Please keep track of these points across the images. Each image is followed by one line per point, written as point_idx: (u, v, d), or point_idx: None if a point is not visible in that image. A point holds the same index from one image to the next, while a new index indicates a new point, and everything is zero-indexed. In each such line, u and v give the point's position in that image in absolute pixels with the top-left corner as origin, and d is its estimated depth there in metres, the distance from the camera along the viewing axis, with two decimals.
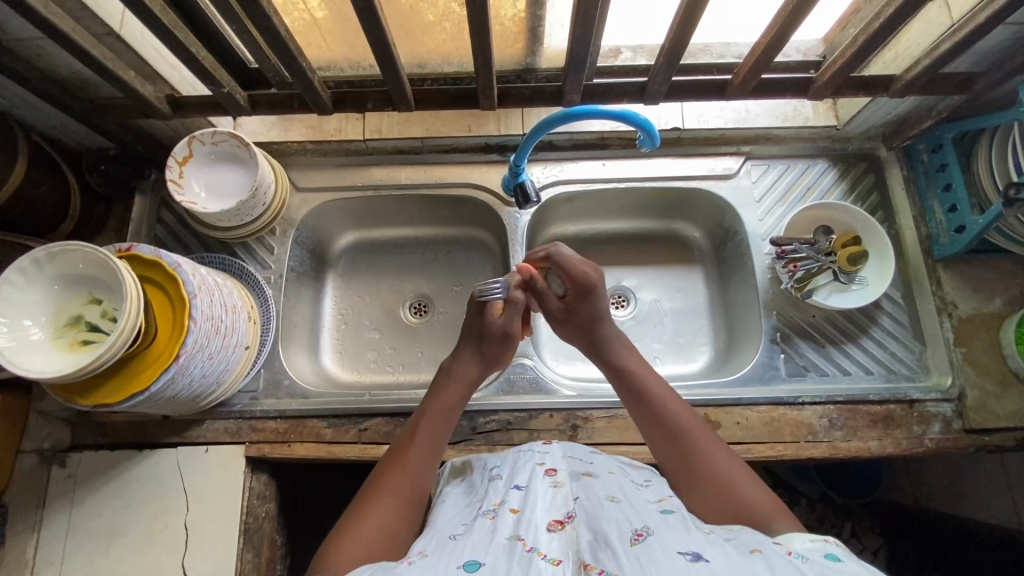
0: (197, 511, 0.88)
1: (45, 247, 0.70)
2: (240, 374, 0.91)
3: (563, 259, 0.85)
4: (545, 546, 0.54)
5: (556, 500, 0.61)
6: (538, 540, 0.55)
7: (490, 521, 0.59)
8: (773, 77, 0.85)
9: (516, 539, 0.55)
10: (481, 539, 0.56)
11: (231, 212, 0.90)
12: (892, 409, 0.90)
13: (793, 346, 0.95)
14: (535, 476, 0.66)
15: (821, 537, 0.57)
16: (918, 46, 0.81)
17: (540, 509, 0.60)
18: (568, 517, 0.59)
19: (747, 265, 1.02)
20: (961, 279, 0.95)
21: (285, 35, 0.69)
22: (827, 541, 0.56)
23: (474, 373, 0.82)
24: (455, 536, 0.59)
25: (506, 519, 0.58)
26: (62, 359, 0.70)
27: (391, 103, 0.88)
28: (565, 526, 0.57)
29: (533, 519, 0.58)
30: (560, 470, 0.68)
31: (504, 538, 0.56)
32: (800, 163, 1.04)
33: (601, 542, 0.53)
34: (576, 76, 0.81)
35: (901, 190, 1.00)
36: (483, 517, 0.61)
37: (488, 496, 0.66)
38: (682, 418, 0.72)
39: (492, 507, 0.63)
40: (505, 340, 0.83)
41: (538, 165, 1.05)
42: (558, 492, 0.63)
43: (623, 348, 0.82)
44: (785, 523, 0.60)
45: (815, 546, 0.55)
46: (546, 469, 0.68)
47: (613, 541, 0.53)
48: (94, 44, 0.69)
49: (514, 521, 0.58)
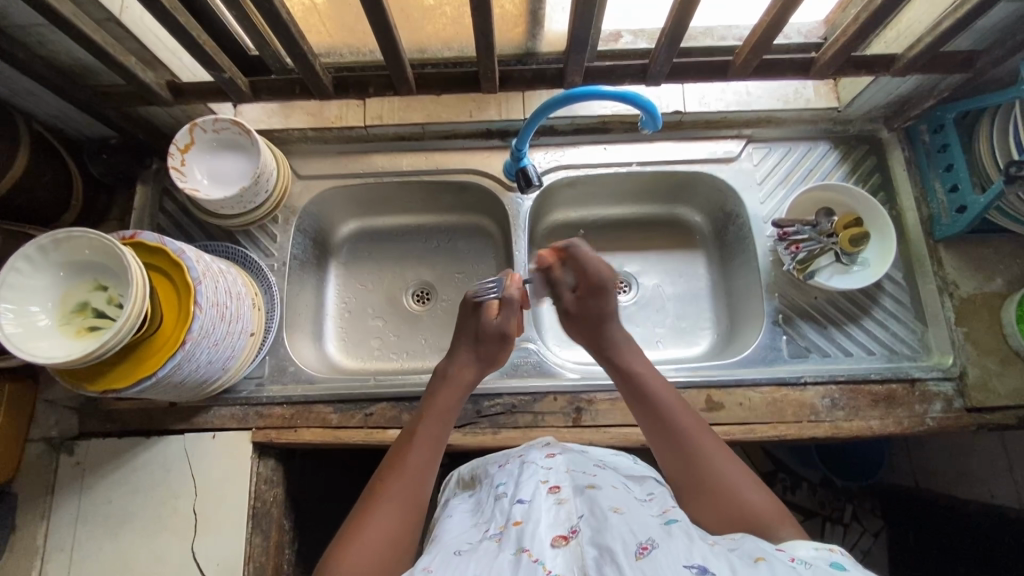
0: (206, 496, 0.89)
1: (49, 234, 0.70)
2: (245, 360, 0.92)
3: (580, 257, 0.86)
4: (549, 561, 0.56)
5: (559, 515, 0.62)
6: (543, 554, 0.57)
7: (496, 541, 0.61)
8: (775, 58, 0.85)
9: (521, 552, 0.57)
10: (487, 555, 0.58)
11: (234, 199, 0.90)
12: (894, 388, 0.91)
13: (795, 327, 0.95)
14: (539, 492, 0.67)
15: (825, 545, 0.57)
16: (921, 25, 0.81)
17: (544, 524, 0.61)
18: (573, 532, 0.60)
19: (748, 247, 1.02)
20: (962, 259, 0.95)
21: (286, 19, 0.69)
22: (832, 549, 0.57)
23: (470, 375, 0.81)
24: (459, 552, 0.61)
25: (511, 535, 0.60)
26: (70, 344, 0.70)
27: (392, 88, 0.88)
28: (568, 542, 0.58)
29: (537, 534, 0.60)
30: (564, 487, 0.68)
31: (510, 554, 0.57)
32: (802, 145, 1.04)
33: (606, 557, 0.54)
34: (578, 58, 0.80)
35: (902, 171, 1.00)
36: (490, 537, 0.63)
37: (494, 514, 0.67)
38: (689, 429, 0.71)
39: (498, 530, 0.64)
40: (499, 339, 0.82)
41: (540, 151, 1.05)
42: (563, 508, 0.64)
43: (631, 353, 0.80)
44: (787, 531, 0.62)
45: (820, 554, 0.55)
46: (549, 487, 0.68)
47: (618, 555, 0.54)
48: (95, 30, 0.69)
49: (519, 535, 0.60)
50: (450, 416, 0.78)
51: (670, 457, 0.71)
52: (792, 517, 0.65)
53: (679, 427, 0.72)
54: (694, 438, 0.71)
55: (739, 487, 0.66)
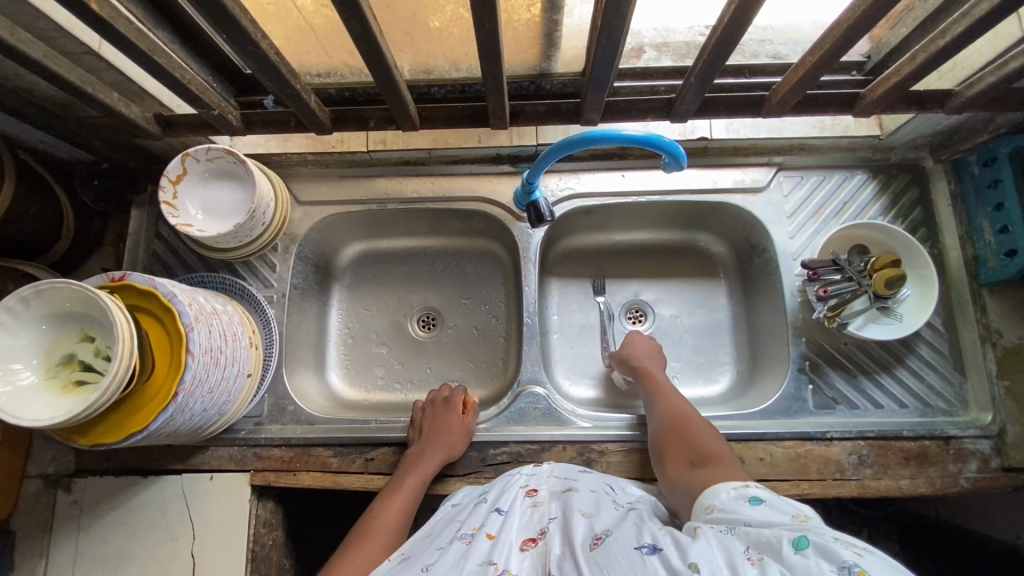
0: (203, 539, 0.87)
1: (30, 284, 0.66)
2: (243, 401, 0.89)
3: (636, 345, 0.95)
4: (514, 567, 0.57)
5: (532, 520, 0.65)
6: (509, 563, 0.58)
7: (464, 545, 0.62)
8: (816, 92, 0.77)
9: (487, 564, 0.58)
10: (453, 566, 0.58)
11: (229, 235, 0.85)
12: (926, 446, 0.85)
13: (822, 376, 0.89)
14: (516, 499, 0.70)
15: (744, 483, 0.62)
16: (981, 57, 0.72)
17: (514, 530, 0.63)
18: (541, 534, 0.62)
19: (775, 284, 0.95)
20: (1008, 306, 0.88)
21: (276, 61, 0.63)
22: (750, 485, 0.61)
23: (439, 461, 0.83)
24: (428, 566, 0.60)
25: (481, 546, 0.61)
26: (55, 402, 0.67)
27: (394, 122, 0.82)
28: (536, 544, 0.60)
29: (506, 543, 0.61)
30: (541, 491, 0.72)
31: (476, 564, 0.58)
32: (837, 174, 0.96)
33: (567, 553, 0.56)
34: (597, 95, 0.74)
35: (946, 206, 0.92)
36: (459, 541, 0.64)
37: (469, 518, 0.70)
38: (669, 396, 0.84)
39: (470, 532, 0.65)
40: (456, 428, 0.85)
41: (553, 176, 0.99)
42: (536, 513, 0.67)
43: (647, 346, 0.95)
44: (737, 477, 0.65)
45: (738, 494, 0.60)
46: (527, 491, 0.72)
47: (576, 548, 0.56)
48: (71, 68, 0.64)
49: (489, 547, 0.60)
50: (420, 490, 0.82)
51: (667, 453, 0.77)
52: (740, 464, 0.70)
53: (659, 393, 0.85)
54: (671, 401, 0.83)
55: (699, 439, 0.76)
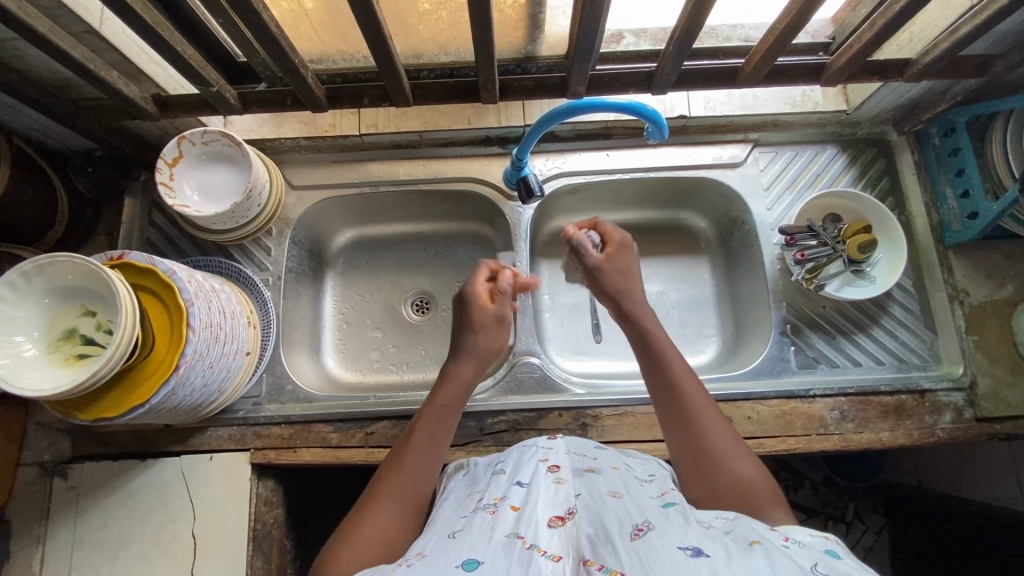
0: (204, 520, 0.87)
1: (31, 259, 0.67)
2: (242, 380, 0.90)
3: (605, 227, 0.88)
4: (545, 542, 0.55)
5: (558, 496, 0.63)
6: (538, 537, 0.55)
7: (491, 516, 0.61)
8: (784, 64, 0.83)
9: (515, 536, 0.56)
10: (481, 535, 0.57)
11: (226, 215, 0.88)
12: (903, 399, 0.89)
13: (803, 338, 0.94)
14: (538, 473, 0.68)
15: (817, 533, 0.57)
16: (934, 28, 0.79)
17: (541, 505, 0.61)
18: (569, 513, 0.60)
19: (755, 254, 1.00)
20: (973, 265, 0.93)
21: (274, 32, 0.66)
22: (826, 537, 0.56)
23: (469, 375, 0.77)
24: (455, 534, 0.59)
25: (508, 517, 0.60)
26: (57, 374, 0.67)
27: (388, 98, 0.86)
28: (565, 522, 0.58)
29: (534, 514, 0.59)
30: (563, 467, 0.69)
31: (504, 536, 0.56)
32: (809, 149, 1.01)
33: (603, 537, 0.55)
34: (583, 67, 0.78)
35: (911, 175, 0.98)
36: (484, 511, 0.63)
37: (491, 489, 0.69)
38: (693, 395, 0.70)
39: (493, 502, 0.64)
40: (496, 322, 0.80)
41: (541, 157, 1.03)
42: (561, 489, 0.64)
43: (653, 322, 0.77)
44: (778, 513, 0.62)
45: (814, 541, 0.55)
46: (548, 466, 0.70)
47: (614, 535, 0.55)
48: (73, 44, 0.66)
49: (515, 519, 0.59)
50: (451, 415, 0.76)
51: (672, 425, 0.70)
52: (779, 493, 0.65)
53: (686, 396, 0.70)
54: (700, 408, 0.69)
55: (735, 464, 0.66)
